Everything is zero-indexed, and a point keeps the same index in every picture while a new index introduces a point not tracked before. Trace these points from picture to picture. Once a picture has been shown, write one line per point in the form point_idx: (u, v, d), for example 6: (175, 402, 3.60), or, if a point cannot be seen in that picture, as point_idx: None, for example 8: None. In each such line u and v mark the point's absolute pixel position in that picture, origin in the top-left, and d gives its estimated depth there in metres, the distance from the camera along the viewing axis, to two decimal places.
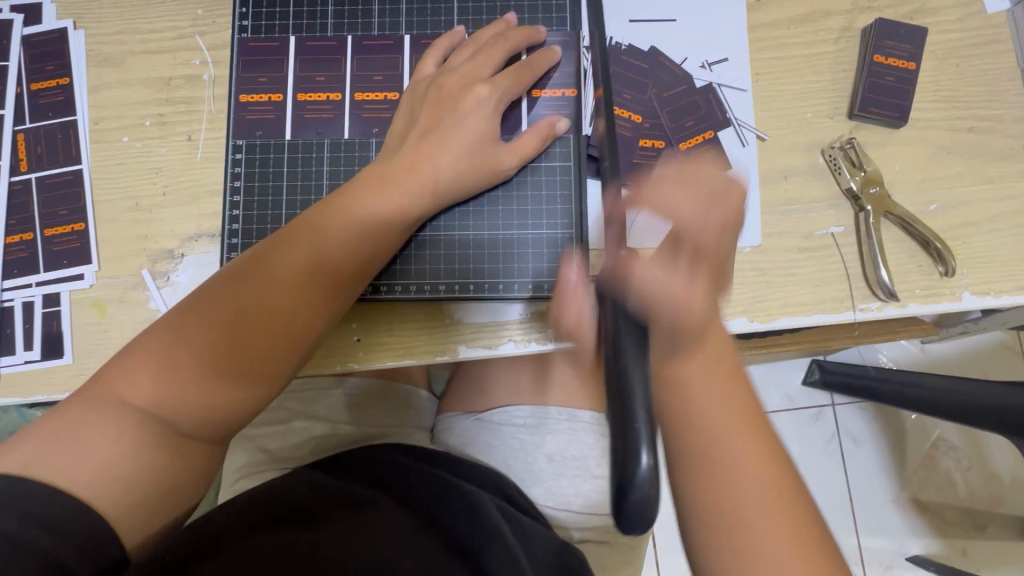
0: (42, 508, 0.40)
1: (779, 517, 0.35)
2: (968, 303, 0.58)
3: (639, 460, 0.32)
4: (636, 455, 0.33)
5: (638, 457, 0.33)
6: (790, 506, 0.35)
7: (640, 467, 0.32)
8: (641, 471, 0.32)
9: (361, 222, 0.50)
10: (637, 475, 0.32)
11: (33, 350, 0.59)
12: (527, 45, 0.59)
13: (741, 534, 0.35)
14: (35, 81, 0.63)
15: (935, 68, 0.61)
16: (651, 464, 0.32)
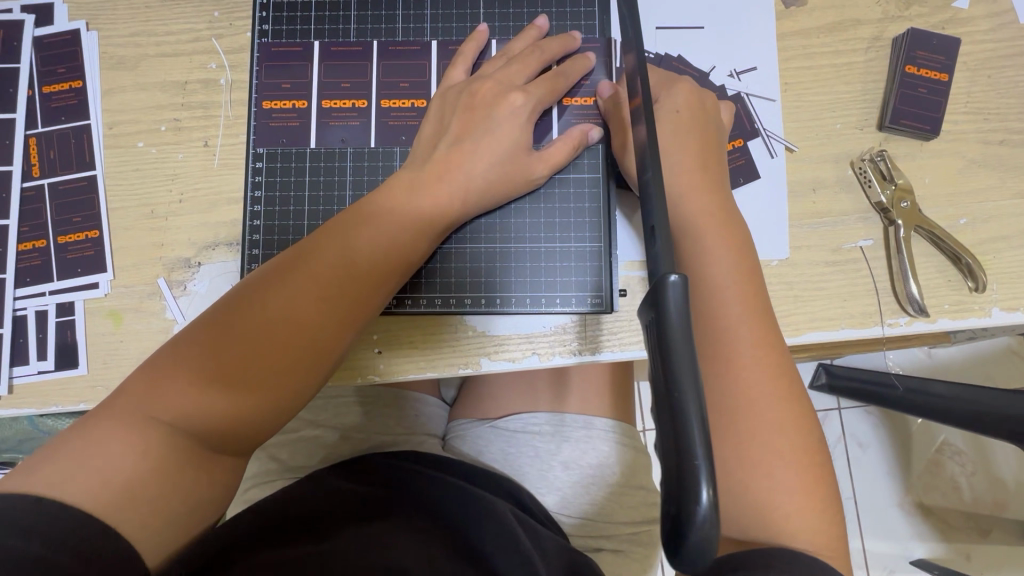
0: (64, 532, 0.38)
1: (783, 430, 0.44)
2: (997, 318, 0.57)
3: (699, 498, 0.28)
4: (697, 493, 0.28)
5: (698, 495, 0.28)
6: (794, 423, 0.44)
7: (700, 505, 0.28)
8: (701, 512, 0.28)
9: (392, 235, 0.49)
10: (697, 515, 0.28)
11: (46, 360, 0.58)
12: (562, 53, 0.57)
13: (750, 439, 0.43)
14: (47, 84, 0.62)
15: (967, 79, 0.60)
16: (713, 500, 0.28)
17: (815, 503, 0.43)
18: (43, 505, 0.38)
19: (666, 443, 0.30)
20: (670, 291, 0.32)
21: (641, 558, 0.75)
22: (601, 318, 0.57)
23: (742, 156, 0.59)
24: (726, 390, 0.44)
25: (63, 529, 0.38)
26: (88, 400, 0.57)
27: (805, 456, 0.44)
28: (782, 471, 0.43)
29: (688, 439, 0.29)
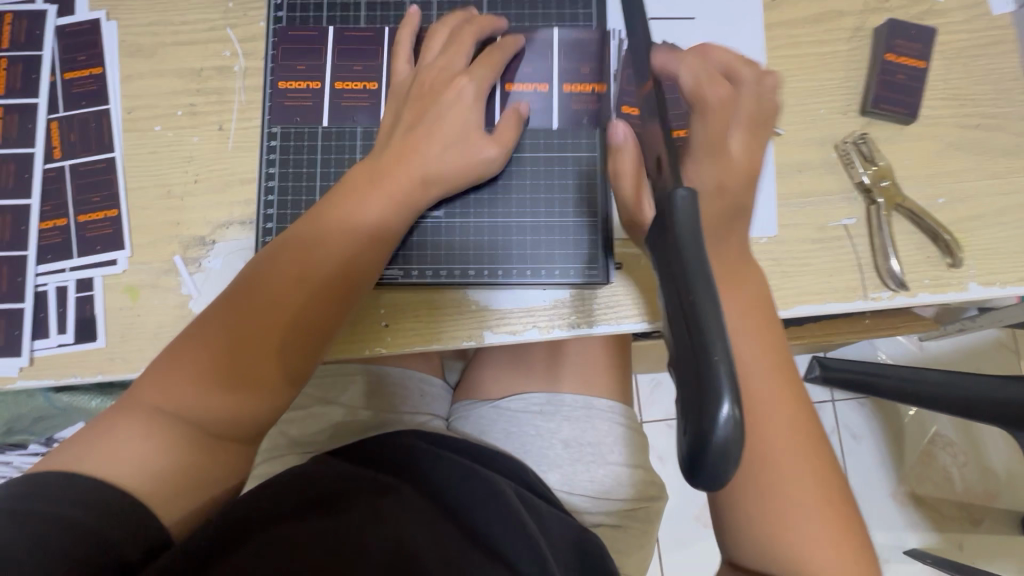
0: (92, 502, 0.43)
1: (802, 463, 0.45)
2: (974, 293, 0.60)
3: (719, 409, 0.26)
4: (715, 406, 0.26)
5: (717, 407, 0.26)
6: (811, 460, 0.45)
7: (718, 420, 0.26)
8: (720, 429, 0.25)
9: (365, 215, 0.53)
10: (716, 427, 0.26)
11: (66, 334, 0.60)
12: (493, 31, 0.60)
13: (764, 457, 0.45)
14: (69, 71, 0.64)
15: (945, 67, 0.64)
16: (735, 414, 0.26)
17: (840, 542, 0.44)
18: (73, 481, 0.43)
19: (683, 365, 0.28)
20: (676, 201, 0.30)
21: (639, 534, 0.77)
22: (597, 291, 0.60)
23: None
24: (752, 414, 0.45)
25: (92, 497, 0.43)
26: (106, 371, 0.60)
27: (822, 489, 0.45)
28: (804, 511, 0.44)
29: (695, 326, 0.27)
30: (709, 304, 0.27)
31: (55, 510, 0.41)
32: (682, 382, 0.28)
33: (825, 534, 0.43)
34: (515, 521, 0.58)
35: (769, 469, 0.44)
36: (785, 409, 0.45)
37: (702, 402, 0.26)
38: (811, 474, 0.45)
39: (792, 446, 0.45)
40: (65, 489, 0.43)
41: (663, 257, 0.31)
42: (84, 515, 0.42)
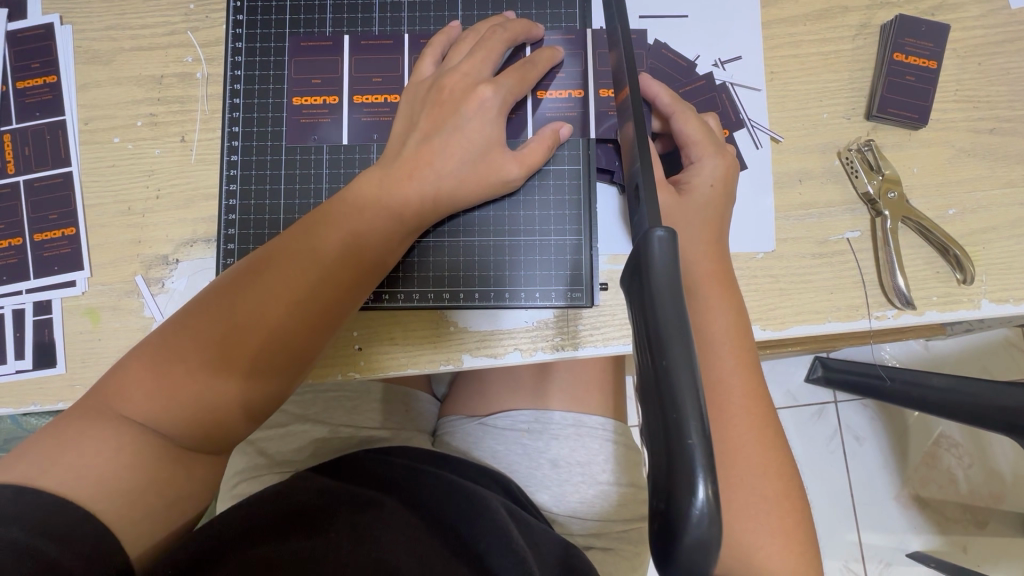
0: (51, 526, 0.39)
1: (767, 473, 0.46)
2: (986, 310, 0.56)
3: (694, 492, 0.24)
4: (691, 487, 0.24)
5: (693, 487, 0.24)
6: (778, 470, 0.47)
7: (695, 501, 0.24)
8: (697, 511, 0.24)
9: (359, 233, 0.48)
10: (690, 509, 0.24)
11: (24, 359, 0.57)
12: (527, 39, 0.56)
13: (733, 468, 0.46)
14: (21, 80, 0.61)
15: (957, 67, 0.59)
16: (711, 494, 0.24)
17: (797, 548, 0.45)
18: (23, 497, 0.38)
19: (653, 430, 0.26)
20: (653, 247, 0.29)
21: (631, 556, 0.74)
22: (582, 313, 0.56)
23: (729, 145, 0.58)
24: (722, 423, 0.47)
25: (49, 515, 0.38)
26: (66, 399, 0.57)
27: (787, 500, 0.46)
28: (769, 519, 0.45)
29: (676, 411, 0.25)
30: (686, 376, 0.26)
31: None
32: (652, 450, 0.26)
33: (784, 549, 0.45)
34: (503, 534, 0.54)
35: (739, 486, 0.46)
36: (756, 425, 0.47)
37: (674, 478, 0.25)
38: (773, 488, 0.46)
39: (760, 458, 0.46)
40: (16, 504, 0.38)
41: (637, 313, 0.29)
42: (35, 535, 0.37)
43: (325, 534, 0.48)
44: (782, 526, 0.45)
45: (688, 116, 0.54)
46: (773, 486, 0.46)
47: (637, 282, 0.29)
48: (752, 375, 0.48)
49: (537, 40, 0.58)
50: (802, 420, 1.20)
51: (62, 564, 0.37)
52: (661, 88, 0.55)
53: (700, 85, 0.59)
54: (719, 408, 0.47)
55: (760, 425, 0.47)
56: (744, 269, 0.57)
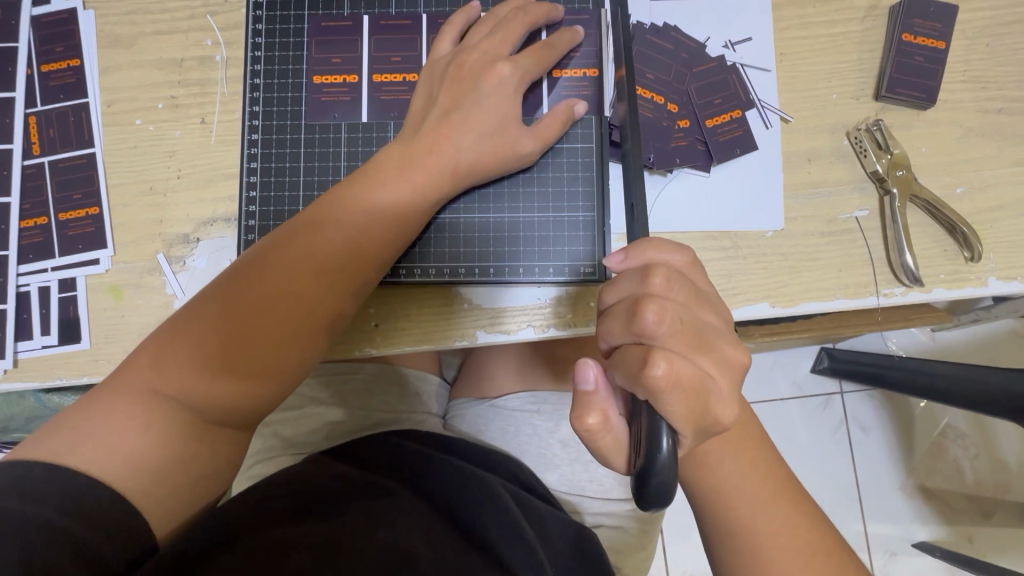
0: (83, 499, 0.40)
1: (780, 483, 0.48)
2: (993, 288, 0.57)
3: (659, 444, 0.35)
4: (657, 441, 0.35)
5: (659, 442, 0.35)
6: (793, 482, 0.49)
7: (661, 451, 0.35)
8: (662, 457, 0.35)
9: (382, 207, 0.49)
10: (656, 460, 0.35)
11: (50, 335, 0.59)
12: (547, 21, 0.57)
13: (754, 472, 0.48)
14: (45, 63, 0.62)
15: (965, 48, 0.60)
16: (671, 448, 0.35)
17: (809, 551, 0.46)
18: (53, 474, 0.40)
19: None
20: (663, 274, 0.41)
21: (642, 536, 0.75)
22: (594, 289, 0.57)
23: (740, 126, 0.59)
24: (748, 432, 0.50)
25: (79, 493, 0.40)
26: (92, 373, 0.58)
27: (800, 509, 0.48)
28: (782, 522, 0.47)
29: None
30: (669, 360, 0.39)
31: (33, 510, 0.38)
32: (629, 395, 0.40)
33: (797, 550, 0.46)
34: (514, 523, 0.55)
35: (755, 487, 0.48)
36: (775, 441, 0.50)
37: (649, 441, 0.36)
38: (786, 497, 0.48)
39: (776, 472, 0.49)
40: (47, 483, 0.40)
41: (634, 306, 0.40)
42: (69, 516, 0.39)
43: (341, 517, 0.49)
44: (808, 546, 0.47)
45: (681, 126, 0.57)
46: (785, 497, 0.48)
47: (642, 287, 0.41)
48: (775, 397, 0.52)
49: (555, 22, 0.58)
50: (808, 410, 1.21)
51: (94, 545, 0.38)
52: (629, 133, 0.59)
53: (713, 67, 0.60)
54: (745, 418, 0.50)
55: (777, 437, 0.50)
56: (754, 247, 0.58)
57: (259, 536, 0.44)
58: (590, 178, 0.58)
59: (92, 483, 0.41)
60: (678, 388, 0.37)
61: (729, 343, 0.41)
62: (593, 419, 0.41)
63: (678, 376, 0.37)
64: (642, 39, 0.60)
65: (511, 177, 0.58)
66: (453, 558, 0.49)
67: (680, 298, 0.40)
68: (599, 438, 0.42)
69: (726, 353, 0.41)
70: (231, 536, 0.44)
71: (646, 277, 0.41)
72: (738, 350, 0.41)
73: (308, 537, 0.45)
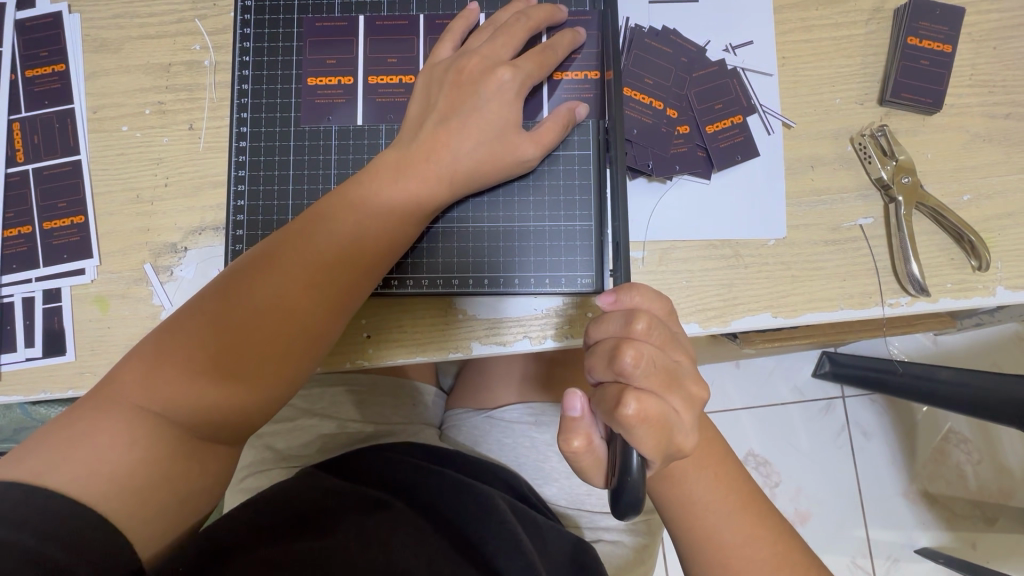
0: (61, 522, 0.38)
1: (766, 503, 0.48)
2: (1002, 298, 0.56)
3: (629, 459, 0.39)
4: (628, 456, 0.39)
5: (629, 458, 0.39)
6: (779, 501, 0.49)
7: (631, 465, 0.39)
8: (633, 473, 0.39)
9: (378, 215, 0.48)
10: (627, 472, 0.39)
11: (34, 347, 0.57)
12: (549, 24, 0.55)
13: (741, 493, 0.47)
14: (29, 68, 0.61)
15: (972, 51, 0.59)
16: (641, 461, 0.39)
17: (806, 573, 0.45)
18: (30, 496, 0.38)
19: None
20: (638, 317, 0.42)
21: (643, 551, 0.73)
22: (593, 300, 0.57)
23: (740, 132, 0.57)
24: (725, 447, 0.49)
25: (57, 517, 0.38)
26: (76, 386, 0.57)
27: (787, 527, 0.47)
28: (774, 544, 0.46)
29: None
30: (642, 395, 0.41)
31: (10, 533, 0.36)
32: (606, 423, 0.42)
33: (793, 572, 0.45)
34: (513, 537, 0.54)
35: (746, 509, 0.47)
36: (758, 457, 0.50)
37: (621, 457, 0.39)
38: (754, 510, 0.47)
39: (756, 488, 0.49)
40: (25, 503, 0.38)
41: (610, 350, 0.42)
42: (50, 539, 0.37)
43: (333, 535, 0.48)
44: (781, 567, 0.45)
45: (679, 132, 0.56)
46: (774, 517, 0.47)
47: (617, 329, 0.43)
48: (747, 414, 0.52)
49: (559, 24, 0.57)
50: (810, 416, 1.19)
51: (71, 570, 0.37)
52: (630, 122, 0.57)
53: (713, 71, 0.59)
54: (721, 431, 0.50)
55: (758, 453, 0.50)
56: (756, 256, 0.56)
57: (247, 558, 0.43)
58: (590, 186, 0.56)
59: (72, 503, 0.39)
60: (647, 425, 0.39)
61: (696, 382, 0.42)
62: (578, 442, 0.44)
63: (647, 414, 0.39)
64: (641, 43, 0.58)
65: (509, 185, 0.56)
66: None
67: (656, 341, 0.42)
68: (582, 458, 0.45)
69: (693, 390, 0.42)
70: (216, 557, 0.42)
71: (630, 321, 0.42)
72: (703, 388, 0.43)
73: (295, 557, 0.44)
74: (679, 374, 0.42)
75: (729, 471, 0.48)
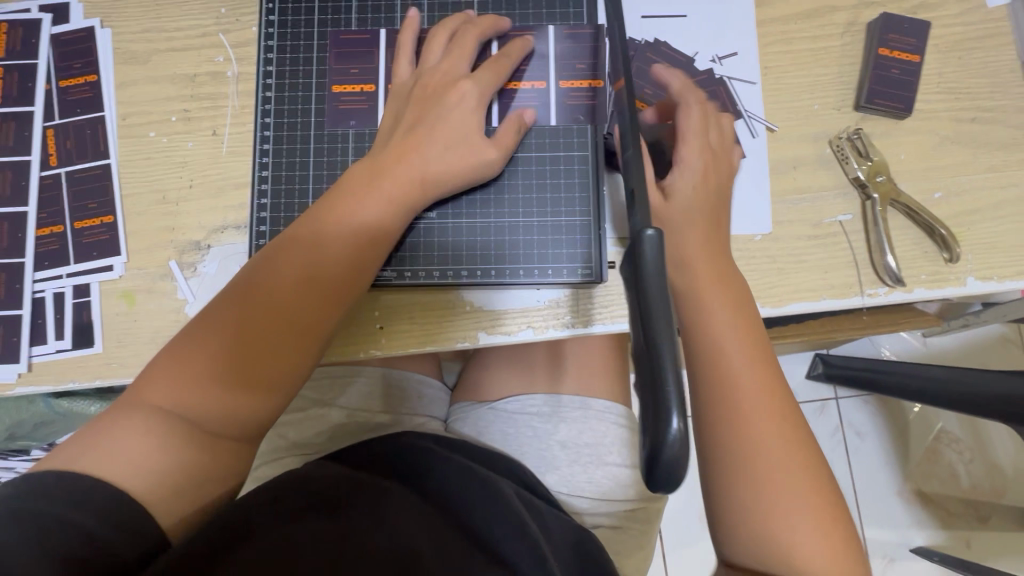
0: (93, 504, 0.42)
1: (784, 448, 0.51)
2: (972, 287, 0.60)
3: (669, 424, 0.31)
4: (666, 421, 0.31)
5: (667, 422, 0.31)
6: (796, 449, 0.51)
7: (670, 431, 0.31)
8: (672, 440, 0.31)
9: (357, 219, 0.52)
10: (666, 440, 0.31)
11: (64, 339, 0.60)
12: (494, 33, 0.60)
13: (746, 439, 0.50)
14: (63, 79, 0.65)
15: (939, 61, 0.63)
16: (683, 427, 0.31)
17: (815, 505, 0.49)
18: (65, 480, 0.42)
19: (643, 379, 0.34)
20: (646, 241, 0.36)
21: (640, 532, 0.78)
22: (593, 292, 0.60)
23: None
24: (732, 389, 0.51)
25: (89, 500, 0.42)
26: (104, 376, 0.60)
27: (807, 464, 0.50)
28: (782, 480, 0.49)
29: (660, 369, 0.32)
30: (667, 348, 0.33)
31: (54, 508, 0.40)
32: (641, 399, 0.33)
33: (805, 511, 0.49)
34: (514, 519, 0.57)
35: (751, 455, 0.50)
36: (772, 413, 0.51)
37: (656, 418, 0.32)
38: (779, 434, 0.50)
39: (775, 433, 0.50)
40: (70, 490, 0.42)
41: (630, 288, 0.37)
42: (81, 516, 0.41)
43: (348, 517, 0.51)
44: (799, 487, 0.49)
45: (692, 110, 0.58)
46: (792, 462, 0.50)
47: (630, 267, 0.37)
48: (762, 360, 0.52)
49: (505, 33, 0.62)
50: (804, 413, 1.23)
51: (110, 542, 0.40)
52: (672, 77, 0.60)
53: (701, 79, 0.64)
54: (729, 376, 0.51)
55: (769, 395, 0.51)
56: (744, 250, 0.60)
57: (268, 539, 0.46)
58: (594, 186, 0.61)
59: (106, 487, 0.43)
60: (703, 156, 0.57)
61: (730, 161, 0.59)
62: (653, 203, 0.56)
63: (702, 150, 0.57)
64: (642, 57, 0.64)
65: (509, 184, 0.60)
66: (455, 560, 0.51)
67: (721, 147, 0.58)
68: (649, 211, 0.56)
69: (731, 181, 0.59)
70: (249, 531, 0.47)
71: (710, 126, 0.58)
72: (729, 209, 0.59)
73: (317, 538, 0.48)
74: (727, 182, 0.59)
75: (762, 414, 0.51)
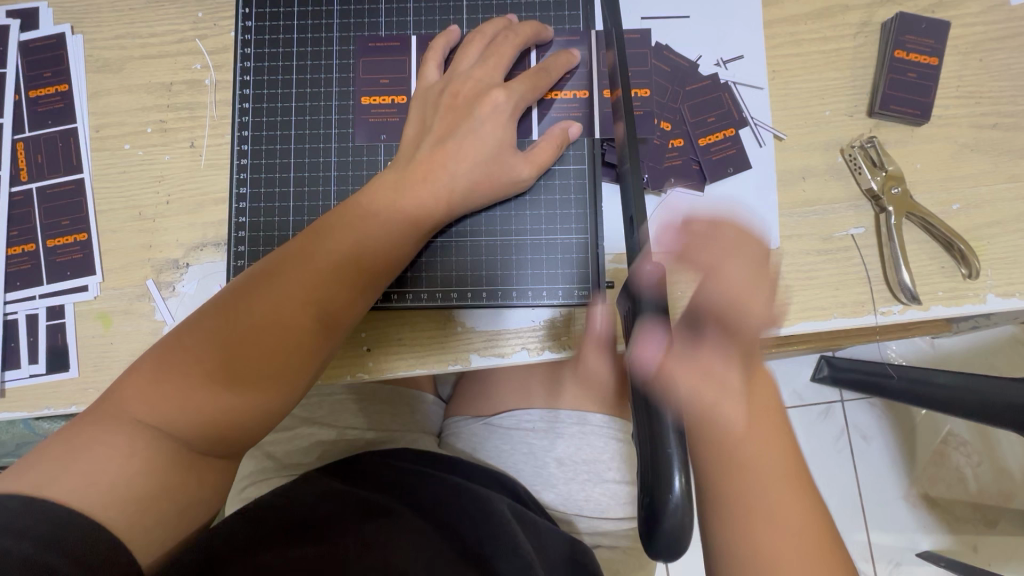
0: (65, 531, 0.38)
1: None
2: (992, 305, 0.56)
3: (672, 485, 0.29)
4: (669, 481, 0.29)
5: (671, 482, 0.29)
6: None
7: (672, 493, 0.29)
8: (675, 502, 0.29)
9: (376, 235, 0.49)
10: (670, 502, 0.29)
11: (38, 364, 0.58)
12: (536, 41, 0.57)
13: None
14: (34, 89, 0.62)
15: (958, 63, 0.60)
16: (686, 487, 0.29)
17: None
18: (37, 505, 0.39)
19: (642, 429, 0.31)
20: None
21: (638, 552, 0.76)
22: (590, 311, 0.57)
23: (733, 145, 0.58)
24: None
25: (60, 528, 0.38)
26: (79, 402, 0.57)
27: None
28: None
29: (661, 421, 0.30)
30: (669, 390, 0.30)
31: None
32: (641, 454, 0.31)
33: None
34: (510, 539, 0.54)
35: None
36: None
37: (658, 476, 0.30)
38: None
39: None
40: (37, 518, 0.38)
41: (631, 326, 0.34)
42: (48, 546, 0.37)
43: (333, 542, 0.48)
44: None
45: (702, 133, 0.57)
46: None
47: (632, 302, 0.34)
48: None
49: (545, 43, 0.58)
50: (810, 419, 1.20)
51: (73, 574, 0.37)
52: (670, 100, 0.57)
53: (706, 85, 0.60)
54: None
55: None
56: None
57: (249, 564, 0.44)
58: (589, 202, 0.57)
59: (75, 513, 0.39)
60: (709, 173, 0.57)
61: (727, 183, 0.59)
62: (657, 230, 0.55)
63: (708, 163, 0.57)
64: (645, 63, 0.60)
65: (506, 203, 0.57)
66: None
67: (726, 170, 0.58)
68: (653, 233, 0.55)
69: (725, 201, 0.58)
70: None
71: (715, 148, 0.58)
72: None
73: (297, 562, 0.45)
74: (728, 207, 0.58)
75: None
